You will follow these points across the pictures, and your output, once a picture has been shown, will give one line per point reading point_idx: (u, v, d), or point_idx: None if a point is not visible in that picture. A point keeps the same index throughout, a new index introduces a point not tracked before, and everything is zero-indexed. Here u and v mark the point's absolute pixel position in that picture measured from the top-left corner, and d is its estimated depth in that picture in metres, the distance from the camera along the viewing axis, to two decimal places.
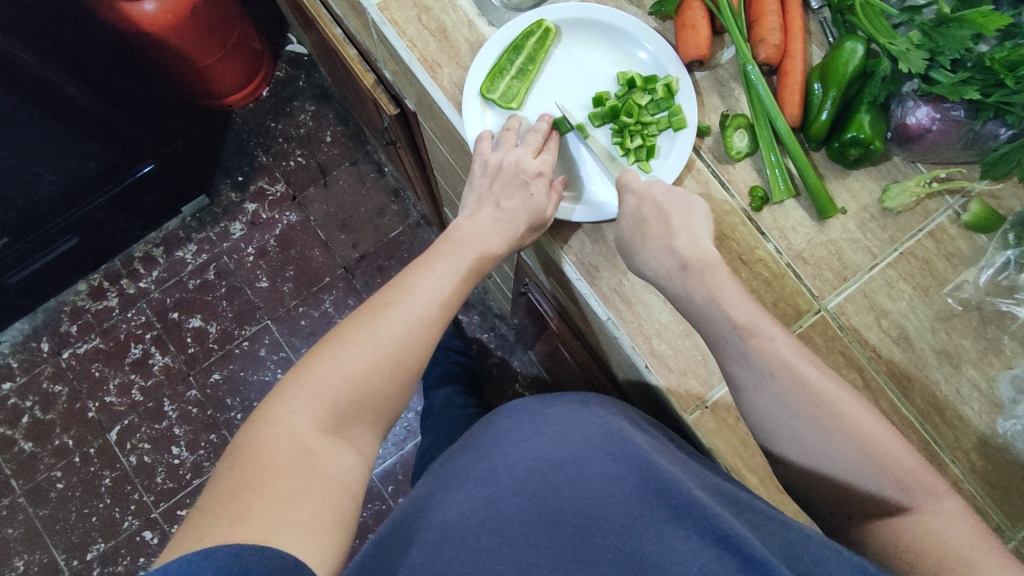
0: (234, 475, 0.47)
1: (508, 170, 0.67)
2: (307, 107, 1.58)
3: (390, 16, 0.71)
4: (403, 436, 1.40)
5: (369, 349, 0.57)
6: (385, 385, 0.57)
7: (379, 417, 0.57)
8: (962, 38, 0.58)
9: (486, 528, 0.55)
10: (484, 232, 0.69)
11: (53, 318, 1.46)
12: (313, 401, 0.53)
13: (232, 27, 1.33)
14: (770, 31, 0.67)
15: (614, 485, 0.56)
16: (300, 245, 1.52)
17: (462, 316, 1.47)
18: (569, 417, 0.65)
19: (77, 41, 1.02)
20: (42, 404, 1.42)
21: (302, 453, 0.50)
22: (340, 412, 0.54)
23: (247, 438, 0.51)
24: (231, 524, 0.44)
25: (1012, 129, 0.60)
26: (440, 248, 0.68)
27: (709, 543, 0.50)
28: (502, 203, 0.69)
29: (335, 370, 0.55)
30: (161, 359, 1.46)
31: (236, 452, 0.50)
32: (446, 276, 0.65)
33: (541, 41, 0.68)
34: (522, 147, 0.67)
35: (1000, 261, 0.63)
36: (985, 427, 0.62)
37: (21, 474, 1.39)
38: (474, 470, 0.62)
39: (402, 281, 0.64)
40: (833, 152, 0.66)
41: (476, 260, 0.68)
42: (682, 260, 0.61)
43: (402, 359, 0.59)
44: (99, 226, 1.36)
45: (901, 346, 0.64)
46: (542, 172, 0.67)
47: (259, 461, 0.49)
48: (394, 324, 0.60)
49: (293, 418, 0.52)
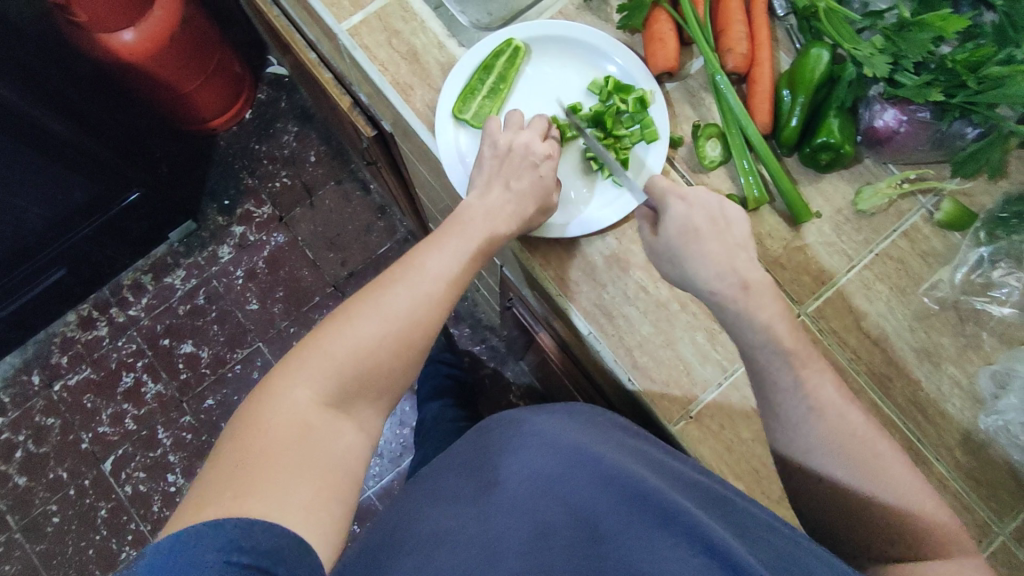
0: (234, 448, 0.47)
1: (517, 153, 0.66)
2: (290, 128, 1.58)
3: (361, 41, 0.71)
4: (399, 452, 1.40)
5: (376, 324, 0.55)
6: (391, 358, 0.55)
7: (382, 391, 0.56)
8: (924, 42, 0.58)
9: (475, 539, 0.54)
10: (493, 214, 0.64)
11: (43, 350, 1.46)
12: (318, 375, 0.52)
13: (212, 53, 1.34)
14: (737, 40, 0.67)
15: (603, 490, 0.56)
16: (288, 265, 1.52)
17: (453, 329, 1.47)
18: (557, 429, 0.65)
19: (59, 76, 1.04)
20: (35, 437, 1.41)
21: (303, 428, 0.49)
22: (344, 388, 0.52)
23: (251, 412, 0.49)
24: (232, 496, 0.43)
25: (978, 129, 0.61)
26: (448, 228, 0.64)
27: (695, 552, 0.48)
28: (511, 184, 0.64)
29: (340, 345, 0.53)
30: (154, 387, 1.45)
31: (240, 424, 0.49)
32: (456, 254, 0.62)
33: (510, 60, 0.69)
34: (529, 131, 0.67)
35: (974, 259, 0.64)
36: (967, 424, 0.63)
37: (16, 509, 1.38)
38: (465, 488, 0.61)
39: (410, 258, 0.60)
40: (804, 157, 0.67)
41: (483, 242, 0.63)
42: (734, 277, 0.58)
43: (410, 337, 0.56)
44: (86, 256, 1.35)
45: (880, 346, 0.65)
46: (550, 156, 0.67)
47: (261, 437, 0.47)
48: (402, 298, 0.57)
49: (296, 391, 0.50)
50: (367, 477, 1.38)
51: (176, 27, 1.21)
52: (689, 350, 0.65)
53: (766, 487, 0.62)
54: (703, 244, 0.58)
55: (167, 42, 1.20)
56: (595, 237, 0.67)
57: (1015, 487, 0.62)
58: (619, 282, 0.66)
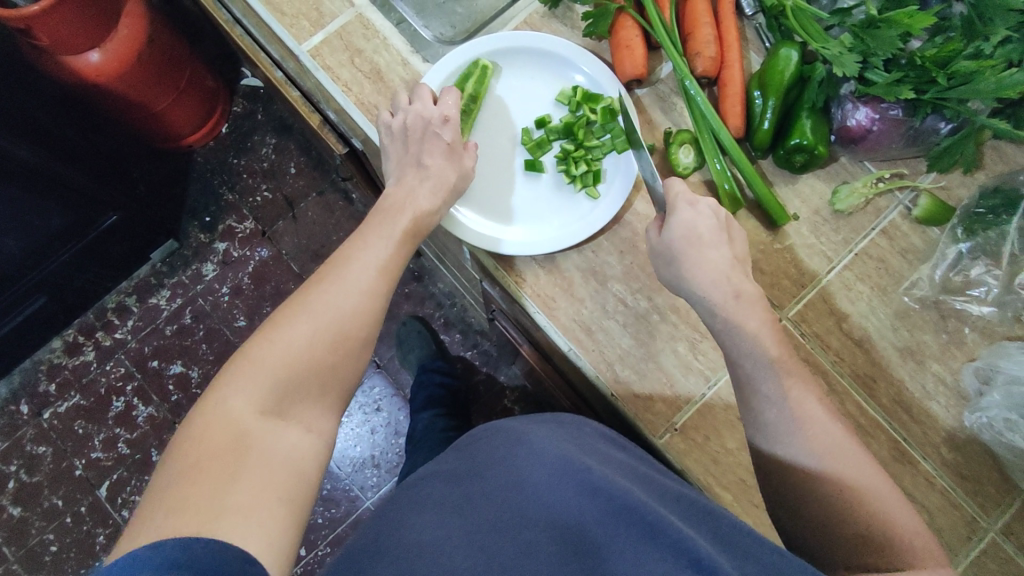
0: (170, 467, 0.44)
1: (414, 126, 0.66)
2: (268, 140, 1.56)
3: (322, 61, 0.70)
4: (395, 463, 1.39)
5: (307, 324, 0.54)
6: (327, 354, 0.54)
7: (328, 390, 0.54)
8: (892, 39, 0.57)
9: (460, 552, 0.51)
10: (413, 192, 0.65)
11: (31, 378, 1.44)
12: (252, 384, 0.50)
13: (182, 68, 1.32)
14: (705, 44, 0.66)
15: (589, 502, 0.55)
16: (274, 280, 1.50)
17: (443, 336, 1.46)
18: (544, 436, 0.63)
19: (20, 92, 1.02)
20: (27, 467, 1.40)
21: (239, 436, 0.47)
22: (282, 390, 0.51)
23: (185, 428, 0.47)
24: (166, 515, 0.41)
25: (951, 123, 0.61)
26: (372, 220, 0.64)
27: (682, 565, 0.48)
28: (425, 160, 0.66)
29: (273, 350, 0.52)
30: (145, 410, 1.44)
31: (174, 442, 0.46)
32: (384, 242, 0.61)
33: (481, 79, 0.68)
34: (423, 100, 0.66)
35: (953, 255, 0.63)
36: (953, 422, 0.62)
37: (13, 540, 1.37)
38: (449, 495, 0.59)
39: (341, 256, 0.60)
40: (779, 159, 0.66)
41: (410, 222, 0.63)
42: (728, 285, 0.57)
43: (345, 330, 0.55)
44: (67, 282, 1.33)
45: (863, 347, 0.64)
46: (447, 118, 0.65)
47: (196, 450, 0.45)
48: (334, 296, 0.56)
49: (230, 401, 0.49)
50: (365, 489, 1.38)
51: (143, 45, 1.18)
52: (672, 362, 0.64)
53: (754, 496, 0.62)
54: (704, 254, 0.58)
55: (135, 61, 1.17)
56: (570, 251, 0.66)
57: (1004, 482, 0.61)
58: (597, 296, 0.65)
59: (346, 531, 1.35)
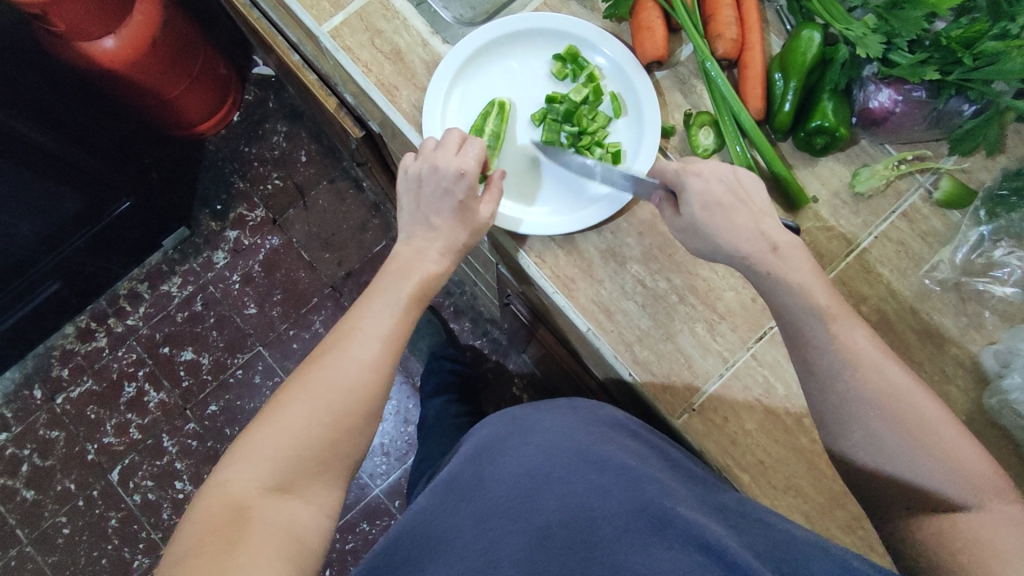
0: (177, 544, 0.46)
1: (429, 181, 0.64)
2: (279, 128, 1.56)
3: (342, 42, 0.70)
4: (405, 450, 1.40)
5: (306, 402, 0.53)
6: (329, 436, 0.53)
7: (329, 467, 0.54)
8: (918, 19, 0.57)
9: (471, 549, 0.52)
10: (422, 252, 0.64)
11: (43, 363, 1.45)
12: (253, 462, 0.50)
13: (195, 55, 1.32)
14: (726, 25, 0.66)
15: (601, 499, 0.54)
16: (284, 268, 1.51)
17: (453, 324, 1.46)
18: (558, 427, 0.62)
19: (37, 82, 1.01)
20: (40, 451, 1.41)
21: (239, 513, 0.48)
22: (287, 466, 0.51)
23: (192, 507, 0.49)
24: None
25: (975, 105, 0.60)
26: (379, 281, 0.63)
27: (690, 549, 0.48)
28: (433, 221, 0.65)
29: (274, 428, 0.52)
30: (156, 396, 1.45)
31: (184, 519, 0.48)
32: (388, 309, 0.60)
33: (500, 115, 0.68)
34: (440, 150, 0.64)
35: (974, 238, 0.63)
36: (971, 404, 0.62)
37: (27, 522, 1.38)
38: (465, 479, 0.60)
39: (346, 321, 0.60)
40: (799, 142, 0.66)
41: (417, 286, 0.62)
42: (762, 238, 0.56)
43: (348, 406, 0.55)
44: (79, 268, 1.34)
45: (882, 330, 0.64)
46: (462, 172, 0.62)
47: (200, 527, 0.46)
48: (336, 373, 0.55)
49: (235, 480, 0.49)
50: (375, 476, 1.38)
51: (157, 30, 1.18)
52: (690, 344, 0.64)
53: (772, 477, 0.62)
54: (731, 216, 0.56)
55: (149, 47, 1.18)
56: (590, 232, 0.66)
57: None
58: (616, 277, 0.65)
59: (356, 518, 1.36)
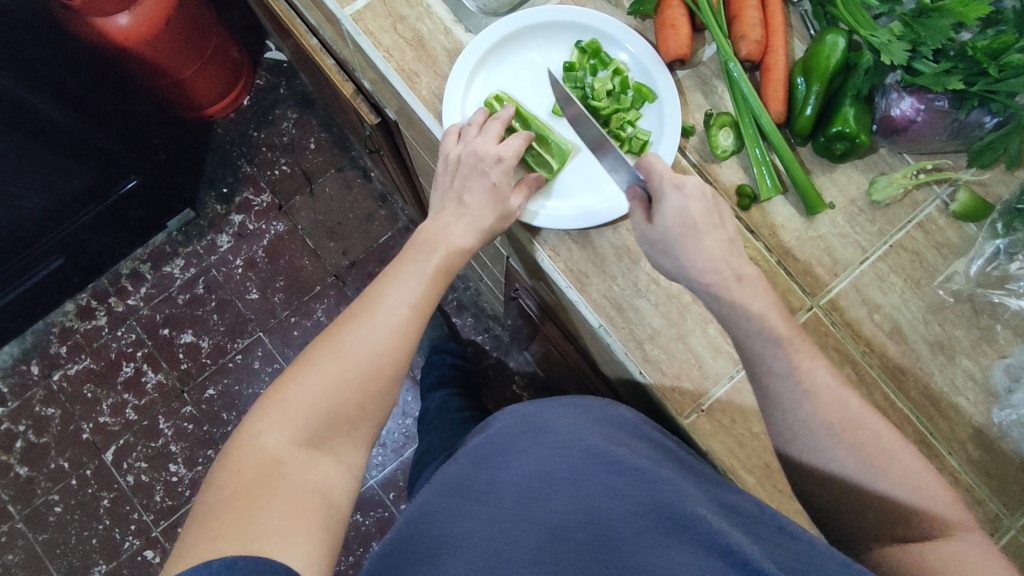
0: (211, 495, 0.46)
1: (465, 162, 0.66)
2: (289, 114, 1.56)
3: (364, 26, 0.70)
4: (402, 442, 1.39)
5: (333, 364, 0.54)
6: (358, 399, 0.54)
7: (358, 427, 0.54)
8: (944, 28, 0.57)
9: (487, 549, 0.52)
10: (449, 228, 0.67)
11: (42, 339, 1.44)
12: (284, 418, 0.51)
13: (208, 35, 1.31)
14: (750, 27, 0.66)
15: (615, 501, 0.54)
16: (289, 254, 1.50)
17: (456, 319, 1.46)
18: (570, 426, 0.62)
19: (56, 63, 1.01)
20: (35, 428, 1.41)
21: (273, 468, 0.48)
22: (317, 423, 0.52)
23: (223, 460, 0.49)
24: (207, 539, 0.43)
25: (996, 117, 0.60)
26: (405, 255, 0.65)
27: (711, 557, 0.47)
28: (464, 199, 0.67)
29: (304, 386, 0.52)
30: (154, 377, 1.44)
31: (215, 471, 0.48)
32: (416, 279, 0.62)
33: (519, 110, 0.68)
34: (482, 136, 0.65)
35: (990, 251, 0.63)
36: (980, 417, 0.62)
37: (19, 498, 1.37)
38: (475, 482, 0.59)
39: (373, 291, 0.61)
40: (818, 147, 0.66)
41: (442, 259, 0.64)
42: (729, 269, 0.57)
43: (376, 371, 0.55)
44: (83, 244, 1.33)
45: (893, 340, 0.64)
46: (501, 159, 0.65)
47: (235, 480, 0.47)
48: (363, 339, 0.56)
49: (265, 435, 0.50)
50: (370, 467, 1.38)
51: (171, 10, 1.17)
52: (701, 344, 0.64)
53: (778, 481, 0.62)
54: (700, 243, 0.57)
55: (162, 25, 1.17)
56: (605, 228, 0.66)
57: None
58: (629, 274, 0.65)
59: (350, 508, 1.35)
